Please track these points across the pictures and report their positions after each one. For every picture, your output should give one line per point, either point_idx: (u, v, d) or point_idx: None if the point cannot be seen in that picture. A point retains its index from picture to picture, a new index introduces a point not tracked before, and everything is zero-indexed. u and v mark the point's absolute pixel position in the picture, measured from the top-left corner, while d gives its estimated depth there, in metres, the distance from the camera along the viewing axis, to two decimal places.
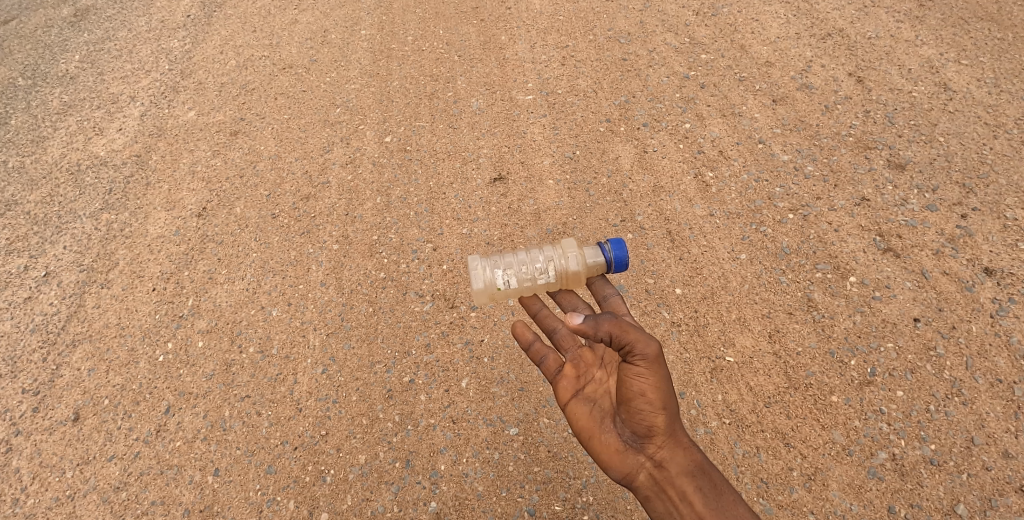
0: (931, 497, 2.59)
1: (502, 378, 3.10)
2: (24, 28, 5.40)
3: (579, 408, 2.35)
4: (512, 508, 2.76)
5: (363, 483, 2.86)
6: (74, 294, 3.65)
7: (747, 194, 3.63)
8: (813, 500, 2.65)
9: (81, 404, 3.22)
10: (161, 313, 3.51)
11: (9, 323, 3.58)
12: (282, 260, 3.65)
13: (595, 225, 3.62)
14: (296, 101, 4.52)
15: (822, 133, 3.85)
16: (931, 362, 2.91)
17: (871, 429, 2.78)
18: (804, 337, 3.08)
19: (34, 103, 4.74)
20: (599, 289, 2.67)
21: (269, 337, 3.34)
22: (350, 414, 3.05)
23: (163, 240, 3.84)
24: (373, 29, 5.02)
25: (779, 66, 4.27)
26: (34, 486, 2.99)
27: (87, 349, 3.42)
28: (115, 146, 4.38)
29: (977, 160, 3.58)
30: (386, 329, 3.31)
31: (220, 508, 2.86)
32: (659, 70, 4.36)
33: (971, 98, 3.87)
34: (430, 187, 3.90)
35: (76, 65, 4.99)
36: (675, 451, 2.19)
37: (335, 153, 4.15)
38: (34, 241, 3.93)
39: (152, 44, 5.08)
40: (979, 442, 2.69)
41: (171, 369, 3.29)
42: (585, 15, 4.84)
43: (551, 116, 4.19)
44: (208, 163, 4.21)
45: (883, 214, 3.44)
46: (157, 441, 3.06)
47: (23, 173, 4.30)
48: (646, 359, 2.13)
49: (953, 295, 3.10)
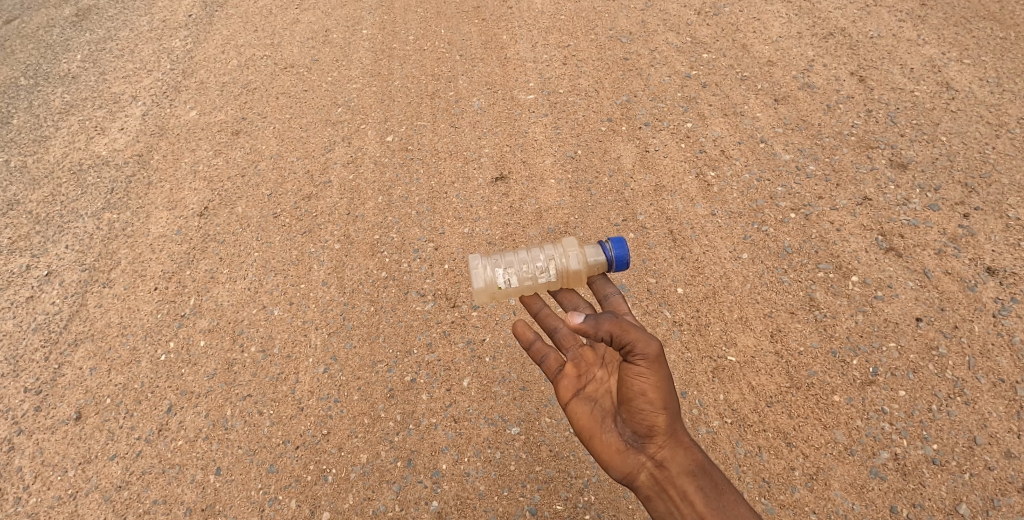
0: (934, 497, 2.58)
1: (503, 377, 3.10)
2: (26, 28, 5.40)
3: (580, 407, 2.35)
4: (514, 507, 2.75)
5: (364, 482, 2.86)
6: (76, 294, 3.66)
7: (749, 193, 3.63)
8: (815, 500, 2.65)
9: (83, 403, 3.22)
10: (163, 313, 3.51)
11: (11, 323, 3.58)
12: (283, 259, 3.65)
13: (597, 224, 3.62)
14: (297, 101, 4.52)
15: (824, 133, 3.85)
16: (933, 362, 2.90)
17: (873, 429, 2.77)
18: (806, 336, 3.07)
19: (35, 103, 4.74)
20: (600, 288, 2.67)
21: (270, 336, 3.34)
22: (352, 414, 3.05)
23: (165, 239, 3.84)
24: (375, 29, 5.01)
25: (780, 65, 4.27)
26: (36, 485, 2.99)
27: (89, 349, 3.42)
28: (117, 146, 4.38)
29: (979, 160, 3.57)
30: (387, 328, 3.31)
31: (221, 507, 2.86)
32: (661, 70, 4.36)
33: (974, 98, 3.86)
34: (432, 187, 3.90)
35: (78, 65, 5.00)
36: (676, 450, 2.19)
37: (336, 153, 4.15)
38: (36, 240, 3.93)
39: (154, 44, 5.08)
40: (981, 442, 2.69)
41: (173, 369, 3.29)
42: (586, 15, 4.84)
43: (552, 115, 4.19)
44: (209, 163, 4.21)
45: (885, 214, 3.43)
46: (159, 440, 3.06)
47: (25, 173, 4.30)
48: (647, 359, 2.13)
49: (956, 295, 3.09)
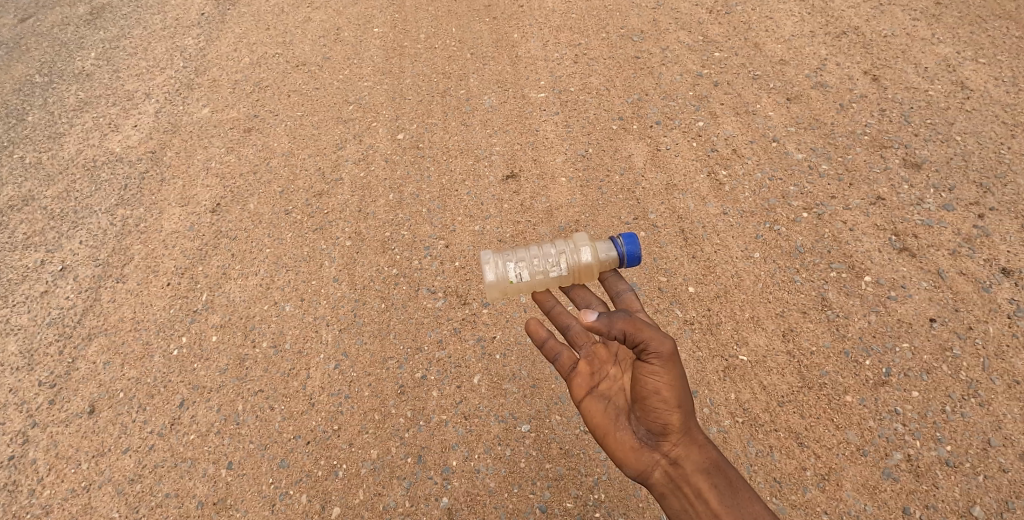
0: (947, 498, 2.56)
1: (514, 375, 3.10)
2: (41, 26, 5.46)
3: (594, 405, 2.34)
4: (524, 505, 2.75)
5: (374, 477, 2.87)
6: (89, 289, 3.69)
7: (761, 192, 3.61)
8: (827, 501, 2.63)
9: (96, 397, 3.25)
10: (176, 307, 3.54)
11: (26, 316, 3.62)
12: (295, 256, 3.67)
13: (608, 222, 3.61)
14: (308, 99, 4.54)
15: (837, 132, 3.82)
16: (946, 363, 2.88)
17: (886, 429, 2.76)
18: (818, 336, 3.06)
19: (50, 100, 4.79)
20: (612, 285, 2.63)
21: (282, 331, 3.37)
22: (363, 409, 3.06)
23: (178, 235, 3.87)
24: (387, 27, 5.03)
25: (793, 64, 4.25)
26: (50, 478, 3.02)
27: (102, 343, 3.45)
28: (130, 143, 4.42)
29: (994, 160, 3.54)
30: (398, 325, 3.32)
31: (233, 501, 2.87)
32: (672, 68, 4.35)
33: (989, 97, 3.83)
34: (443, 184, 3.91)
35: (92, 62, 5.04)
36: (691, 448, 2.18)
37: (348, 150, 4.17)
38: (51, 236, 3.97)
39: (168, 41, 5.12)
40: (996, 444, 2.66)
41: (186, 363, 3.31)
42: (598, 13, 4.84)
43: (563, 113, 4.19)
44: (222, 159, 4.24)
45: (900, 214, 3.41)
46: (171, 434, 3.09)
47: (41, 169, 4.35)
48: (661, 357, 2.12)
49: (970, 296, 3.07)
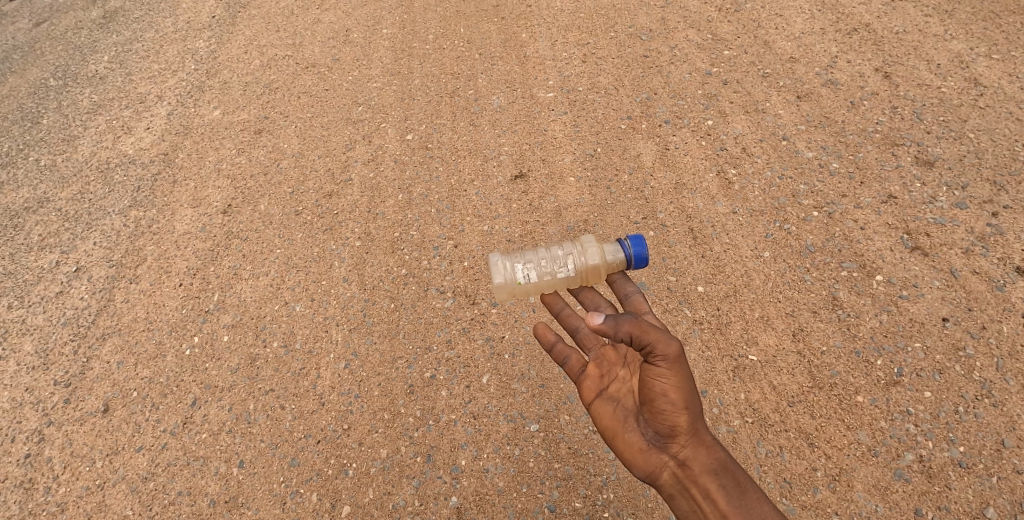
0: (960, 500, 2.53)
1: (523, 374, 3.11)
2: (55, 30, 5.54)
3: (603, 407, 2.34)
4: (532, 504, 2.76)
5: (384, 476, 2.88)
6: (104, 289, 3.74)
7: (771, 191, 3.59)
8: (838, 501, 2.61)
9: (110, 396, 3.30)
10: (188, 307, 3.58)
11: (42, 317, 3.68)
12: (305, 256, 3.70)
13: (617, 222, 3.61)
14: (318, 100, 4.57)
15: (848, 129, 3.79)
16: (960, 363, 2.85)
17: (898, 429, 2.73)
18: (828, 336, 3.04)
19: (65, 103, 4.86)
20: (620, 287, 2.62)
21: (292, 331, 3.39)
22: (373, 408, 3.08)
23: (190, 236, 3.91)
24: (395, 28, 5.05)
25: (803, 61, 4.22)
26: (66, 476, 3.06)
27: (116, 343, 3.50)
28: (143, 145, 4.47)
29: (1009, 157, 3.50)
30: (407, 325, 3.34)
31: (244, 499, 2.90)
32: (682, 67, 4.33)
33: (1003, 94, 3.78)
34: (452, 184, 3.92)
35: (105, 66, 5.11)
36: (698, 450, 2.16)
37: (357, 151, 4.19)
38: (66, 237, 4.02)
39: (178, 44, 5.18)
40: (1010, 445, 2.63)
41: (198, 363, 3.35)
42: (607, 12, 4.83)
43: (572, 113, 4.19)
44: (233, 161, 4.28)
45: (911, 213, 3.37)
46: (184, 433, 3.12)
47: (55, 171, 4.41)
48: (668, 359, 2.12)
49: (983, 295, 3.04)
